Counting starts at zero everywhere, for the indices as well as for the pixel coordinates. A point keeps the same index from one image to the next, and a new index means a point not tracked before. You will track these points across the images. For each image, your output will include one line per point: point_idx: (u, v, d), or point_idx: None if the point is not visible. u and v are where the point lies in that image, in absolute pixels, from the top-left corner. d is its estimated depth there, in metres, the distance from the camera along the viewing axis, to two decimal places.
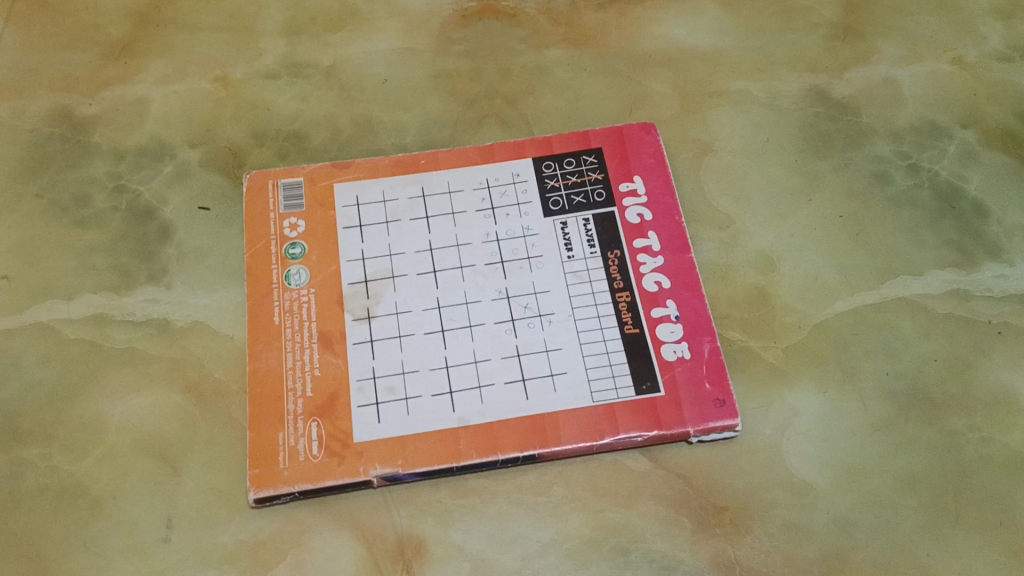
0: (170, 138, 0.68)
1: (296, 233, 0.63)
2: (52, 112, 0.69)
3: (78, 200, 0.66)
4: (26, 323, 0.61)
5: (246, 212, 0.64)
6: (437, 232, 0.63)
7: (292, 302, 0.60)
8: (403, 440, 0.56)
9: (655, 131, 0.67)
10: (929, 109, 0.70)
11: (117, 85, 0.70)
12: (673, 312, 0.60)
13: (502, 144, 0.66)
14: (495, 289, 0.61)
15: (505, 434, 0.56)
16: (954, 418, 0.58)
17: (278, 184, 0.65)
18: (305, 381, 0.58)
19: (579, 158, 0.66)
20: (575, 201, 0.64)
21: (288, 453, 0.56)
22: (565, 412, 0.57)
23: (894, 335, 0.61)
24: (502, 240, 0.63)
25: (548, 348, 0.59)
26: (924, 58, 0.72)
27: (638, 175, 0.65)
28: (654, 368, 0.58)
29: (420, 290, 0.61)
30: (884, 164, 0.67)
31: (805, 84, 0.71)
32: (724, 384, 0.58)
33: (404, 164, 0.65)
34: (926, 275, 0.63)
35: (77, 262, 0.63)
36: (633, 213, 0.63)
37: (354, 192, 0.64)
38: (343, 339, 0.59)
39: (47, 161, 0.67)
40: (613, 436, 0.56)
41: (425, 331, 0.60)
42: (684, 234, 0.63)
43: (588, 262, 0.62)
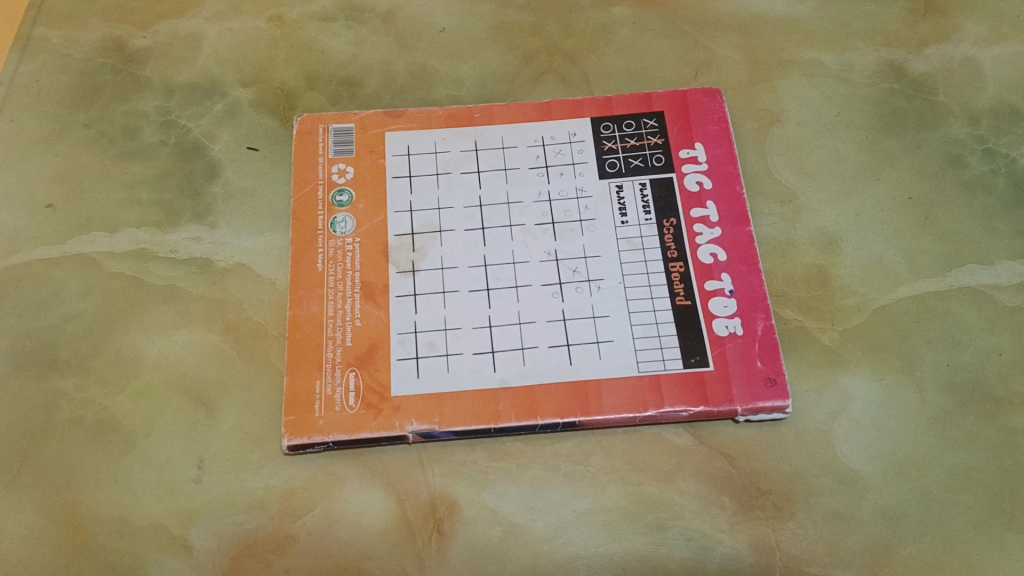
0: (222, 75, 0.67)
1: (344, 179, 0.61)
2: (105, 42, 0.68)
3: (126, 132, 0.65)
4: (68, 255, 0.60)
5: (295, 156, 0.62)
6: (488, 188, 0.61)
7: (336, 250, 0.59)
8: (442, 397, 0.55)
9: (721, 98, 0.64)
10: (1010, 93, 0.66)
11: (171, 18, 0.69)
12: (728, 286, 0.58)
13: (561, 101, 0.64)
14: (544, 251, 0.59)
15: (547, 399, 0.55)
16: (1016, 416, 0.56)
17: (329, 129, 0.63)
18: (345, 331, 0.57)
19: (639, 120, 0.63)
20: (632, 165, 0.62)
21: (324, 403, 0.55)
22: (610, 380, 0.55)
23: (959, 326, 0.58)
24: (554, 201, 0.61)
25: (595, 314, 0.57)
26: (1008, 39, 0.69)
27: (700, 142, 0.62)
28: (704, 342, 0.56)
29: (468, 246, 0.59)
30: (959, 147, 0.64)
31: (880, 59, 0.68)
32: (776, 364, 0.56)
33: (458, 117, 0.63)
34: (996, 265, 0.60)
35: (122, 195, 0.62)
36: (692, 181, 0.61)
37: (405, 141, 0.63)
38: (386, 290, 0.58)
39: (97, 92, 0.66)
40: (657, 409, 0.54)
41: (470, 288, 0.58)
42: (744, 206, 0.60)
43: (642, 229, 0.60)
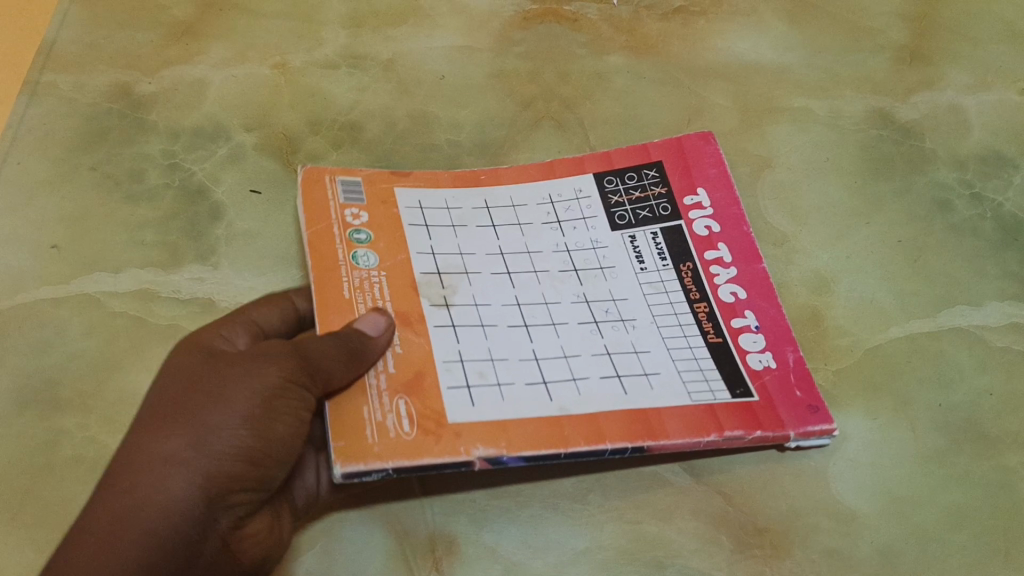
0: (227, 119, 0.69)
1: (359, 220, 0.60)
2: (112, 88, 0.70)
3: (132, 175, 0.66)
4: (72, 294, 0.61)
5: (303, 210, 0.60)
6: (505, 238, 0.61)
7: (361, 281, 0.57)
8: (505, 423, 0.51)
9: (714, 141, 0.67)
10: (994, 138, 0.69)
11: (177, 65, 0.72)
12: (753, 322, 0.58)
13: (563, 160, 0.66)
14: (573, 293, 0.58)
15: (609, 424, 0.52)
16: (1009, 454, 0.56)
17: (335, 180, 0.62)
18: (386, 359, 0.53)
19: (641, 172, 0.65)
20: (641, 215, 0.63)
21: (376, 429, 0.50)
22: (665, 408, 0.53)
23: (950, 365, 0.59)
24: (573, 250, 0.61)
25: (637, 350, 0.56)
26: (992, 87, 0.71)
27: (702, 186, 0.64)
28: (745, 376, 0.55)
29: (497, 286, 0.58)
30: (947, 192, 0.66)
31: (868, 105, 0.70)
32: (814, 392, 0.56)
33: (464, 176, 0.64)
34: (985, 306, 0.62)
35: (127, 236, 0.64)
36: (700, 225, 0.62)
37: (413, 196, 0.62)
38: (422, 319, 0.56)
39: (104, 136, 0.68)
40: (718, 434, 0.52)
41: (509, 324, 0.56)
42: (753, 245, 0.62)
43: (661, 274, 0.60)
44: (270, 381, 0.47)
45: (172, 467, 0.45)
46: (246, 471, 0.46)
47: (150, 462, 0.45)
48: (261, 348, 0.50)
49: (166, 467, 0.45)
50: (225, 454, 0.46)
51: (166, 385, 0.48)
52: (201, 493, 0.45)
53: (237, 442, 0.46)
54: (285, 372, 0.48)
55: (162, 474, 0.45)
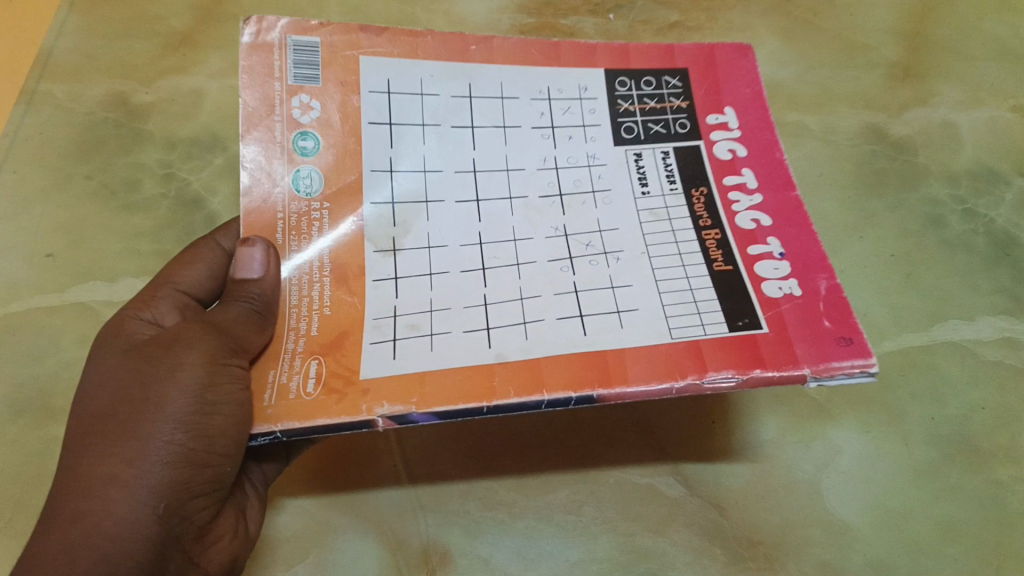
0: (224, 130, 0.70)
1: (305, 121, 0.50)
2: (108, 97, 0.71)
3: (127, 185, 0.67)
4: (66, 302, 0.62)
5: (241, 96, 0.49)
6: (484, 149, 0.52)
7: (300, 219, 0.49)
8: (423, 376, 0.43)
9: (752, 55, 0.57)
10: (986, 154, 0.69)
11: (174, 75, 0.72)
12: (777, 249, 0.48)
13: (571, 44, 0.56)
14: (550, 226, 0.50)
15: (552, 372, 0.43)
16: (1001, 468, 0.57)
17: (286, 41, 0.50)
18: (310, 320, 0.46)
19: (659, 79, 0.56)
20: (653, 131, 0.54)
21: (276, 392, 0.43)
22: (632, 347, 0.44)
23: (942, 379, 0.60)
24: (562, 169, 0.52)
25: (614, 284, 0.47)
26: (985, 103, 0.71)
27: (730, 107, 0.55)
28: (754, 304, 0.45)
29: (458, 221, 0.49)
30: (939, 207, 0.67)
31: (862, 121, 0.70)
32: (848, 321, 0.44)
33: (449, 47, 0.53)
34: (977, 321, 0.62)
35: (122, 246, 0.64)
36: (723, 148, 0.53)
37: (384, 71, 0.52)
38: (361, 275, 0.47)
39: (100, 145, 0.69)
40: (698, 377, 0.42)
41: (462, 268, 0.48)
42: (787, 170, 0.52)
43: (667, 200, 0.51)
44: (196, 371, 0.41)
45: (116, 490, 0.38)
46: (193, 475, 0.40)
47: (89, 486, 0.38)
48: (174, 332, 0.43)
49: (108, 489, 0.38)
50: (174, 461, 0.39)
51: (88, 393, 0.41)
52: (157, 511, 0.39)
53: (181, 444, 0.40)
54: (206, 352, 0.42)
55: (105, 497, 0.38)
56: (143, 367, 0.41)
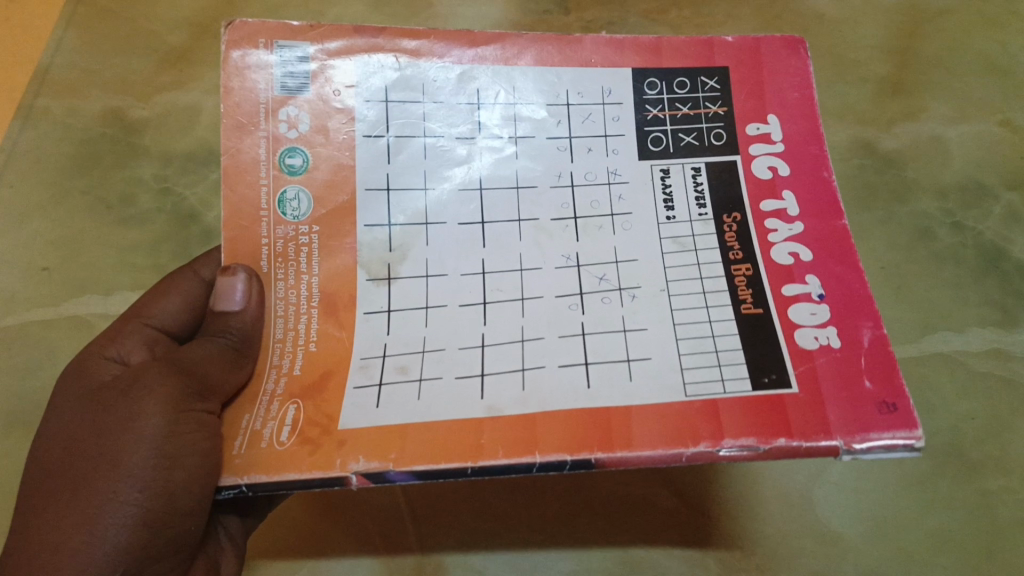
0: (220, 145, 0.70)
1: (290, 134, 0.47)
2: (105, 112, 0.71)
3: (123, 199, 0.68)
4: (62, 316, 0.63)
5: (223, 106, 0.46)
6: (496, 168, 0.49)
7: (286, 244, 0.46)
8: (404, 428, 0.41)
9: (805, 51, 0.50)
10: (975, 168, 0.70)
11: (171, 90, 0.72)
12: (816, 289, 0.44)
13: (596, 37, 0.51)
14: (561, 254, 0.47)
15: (548, 430, 0.41)
16: (991, 478, 0.57)
17: (272, 45, 0.47)
18: (295, 357, 0.45)
19: (695, 80, 0.50)
20: (683, 142, 0.49)
21: (248, 439, 0.42)
22: (639, 405, 0.41)
23: (932, 391, 0.60)
24: (578, 187, 0.48)
25: (627, 327, 0.44)
26: (973, 118, 0.72)
27: (774, 113, 0.49)
28: (785, 358, 0.42)
29: (462, 248, 0.47)
30: (929, 221, 0.67)
31: (851, 135, 0.71)
32: (894, 383, 0.41)
33: (455, 36, 0.50)
34: (967, 332, 0.62)
35: (118, 259, 0.65)
36: (762, 166, 0.48)
37: (382, 80, 0.49)
38: (352, 305, 0.46)
39: (96, 160, 0.69)
40: (711, 444, 0.40)
41: (461, 302, 0.46)
42: (834, 194, 0.47)
43: (694, 226, 0.47)
44: (156, 422, 0.40)
45: (68, 553, 0.38)
46: (154, 534, 0.40)
47: (44, 547, 0.39)
48: (138, 373, 0.42)
49: (63, 553, 0.38)
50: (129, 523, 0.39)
51: (52, 442, 0.42)
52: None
53: (138, 505, 0.39)
54: (167, 397, 0.41)
55: (57, 559, 0.38)
56: (104, 416, 0.41)
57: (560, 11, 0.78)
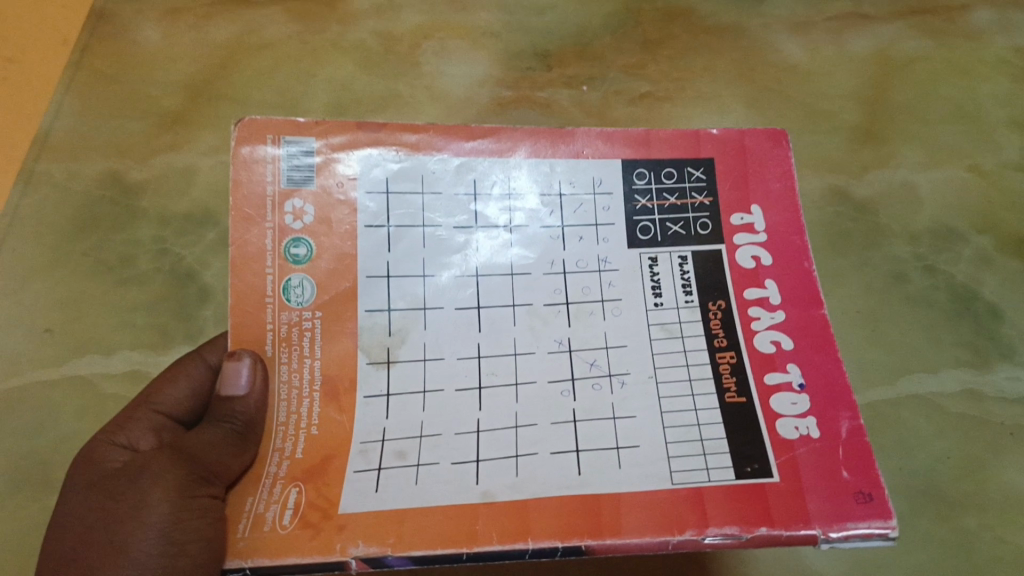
0: (216, 206, 0.73)
1: (295, 224, 0.50)
2: (104, 175, 0.74)
3: (122, 260, 0.70)
4: (64, 376, 0.65)
5: (232, 199, 0.49)
6: (494, 257, 0.53)
7: (290, 329, 0.49)
8: (402, 515, 0.44)
9: (786, 144, 0.56)
10: (945, 214, 0.72)
11: (168, 153, 0.75)
12: (796, 379, 0.49)
13: (587, 132, 0.57)
14: (554, 340, 0.51)
15: (538, 518, 0.45)
16: (968, 517, 0.59)
17: (279, 140, 0.51)
18: (296, 441, 0.47)
19: (681, 170, 0.56)
20: (670, 231, 0.54)
21: (251, 522, 0.44)
22: (628, 493, 0.46)
23: (909, 432, 0.62)
24: (570, 274, 0.53)
25: (616, 415, 0.48)
26: (942, 164, 0.75)
27: (758, 205, 0.55)
28: (768, 448, 0.47)
29: (457, 333, 0.50)
30: (902, 265, 0.70)
31: (825, 184, 0.74)
32: (870, 474, 0.45)
33: (449, 131, 0.55)
34: (941, 374, 0.65)
35: (118, 319, 0.67)
36: (747, 255, 0.53)
37: (386, 168, 0.53)
38: (351, 390, 0.49)
39: (95, 222, 0.72)
40: (696, 533, 0.44)
41: (456, 387, 0.49)
42: (814, 285, 0.52)
43: (680, 313, 0.52)
44: (165, 507, 0.43)
45: None
46: None
47: None
48: (144, 461, 0.45)
49: None
50: None
51: (59, 535, 0.43)
52: None
53: None
54: (174, 484, 0.44)
55: None
56: (111, 505, 0.43)
57: (543, 68, 0.80)
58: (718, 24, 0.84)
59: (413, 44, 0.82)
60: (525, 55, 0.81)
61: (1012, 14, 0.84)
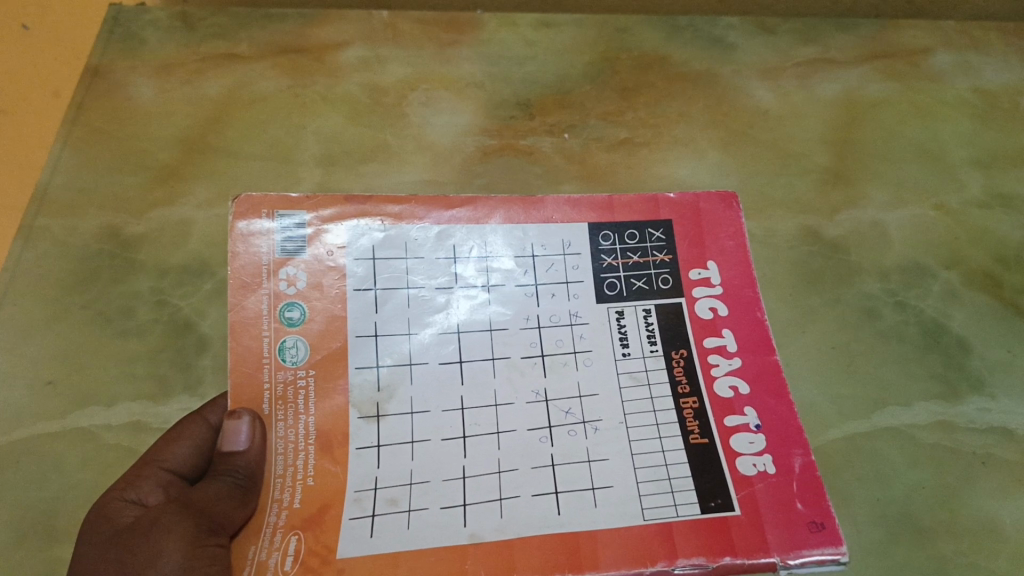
0: (211, 257, 0.75)
1: (285, 289, 0.60)
2: (102, 229, 0.76)
3: (121, 312, 0.72)
4: (67, 428, 0.66)
5: (232, 268, 0.60)
6: (474, 322, 0.62)
7: (287, 387, 0.58)
8: (397, 556, 0.54)
9: (735, 205, 0.69)
10: (914, 251, 0.76)
11: (164, 206, 0.77)
12: (752, 420, 0.60)
13: (557, 200, 0.68)
14: (532, 390, 0.60)
15: (524, 555, 0.55)
16: (943, 544, 0.61)
17: (274, 215, 0.62)
18: (294, 491, 0.55)
19: (643, 232, 0.67)
20: (634, 287, 0.65)
21: (255, 568, 0.52)
22: (602, 531, 0.56)
23: (885, 463, 0.65)
24: (546, 331, 0.63)
25: (590, 458, 0.58)
26: (909, 203, 0.78)
27: (713, 262, 0.66)
28: (729, 484, 0.58)
29: (442, 387, 0.59)
30: (874, 301, 0.73)
31: (799, 224, 0.77)
32: (821, 505, 0.57)
33: (433, 199, 0.66)
34: (914, 406, 0.68)
35: (118, 370, 0.69)
36: (706, 307, 0.64)
37: (373, 241, 0.63)
38: (345, 442, 0.57)
39: (94, 275, 0.74)
40: (665, 564, 0.55)
41: (444, 437, 0.58)
42: (764, 333, 0.64)
43: (646, 362, 0.62)
44: (178, 558, 0.46)
45: None
46: None
47: None
48: (155, 512, 0.48)
49: None
50: None
51: None
52: None
53: None
54: (186, 538, 0.47)
55: None
56: (129, 555, 0.46)
57: (525, 117, 0.83)
58: (692, 72, 0.87)
59: (399, 95, 0.85)
60: (507, 105, 0.84)
61: (970, 57, 0.89)
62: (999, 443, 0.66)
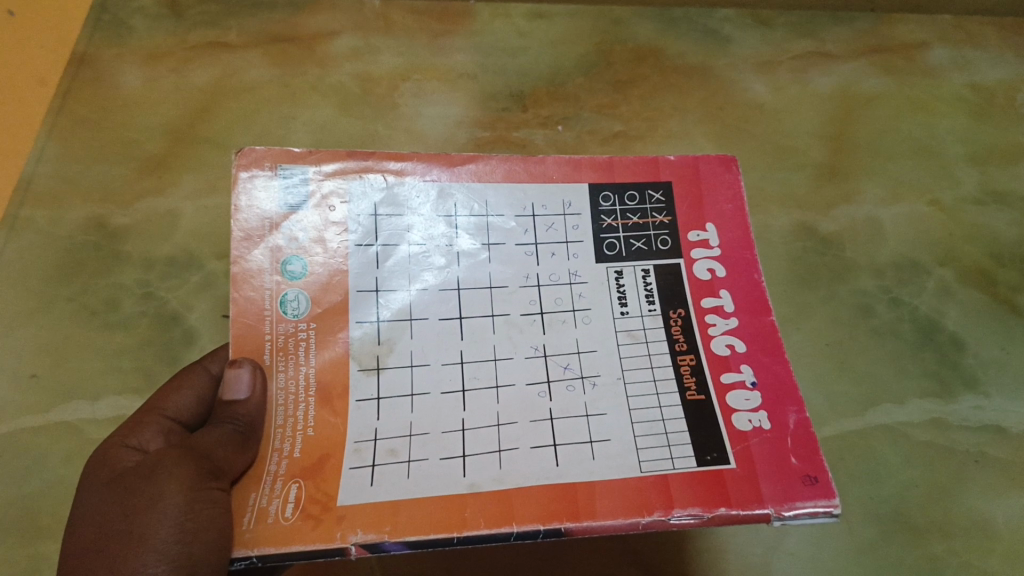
0: (199, 250, 0.74)
1: (284, 247, 0.52)
2: (87, 221, 0.75)
3: (107, 304, 0.71)
4: (50, 423, 0.65)
5: (234, 221, 0.51)
6: (471, 270, 0.54)
7: (287, 339, 0.50)
8: (396, 505, 0.45)
9: (735, 168, 0.59)
10: (908, 247, 0.75)
11: (150, 197, 0.76)
12: (749, 378, 0.51)
13: (557, 162, 0.59)
14: (529, 345, 0.52)
15: (523, 505, 0.46)
16: (936, 543, 0.61)
17: (277, 168, 0.53)
18: (294, 441, 0.48)
19: (643, 193, 0.58)
20: (634, 247, 0.56)
21: (255, 516, 0.45)
22: (602, 482, 0.47)
23: (878, 462, 0.64)
24: (544, 286, 0.54)
25: (588, 412, 0.50)
26: (904, 199, 0.78)
27: (712, 223, 0.57)
28: (723, 437, 0.49)
29: (441, 339, 0.52)
30: (868, 298, 0.72)
31: (793, 220, 0.76)
32: (814, 459, 0.47)
33: (436, 157, 0.57)
34: (907, 404, 0.67)
35: (104, 364, 0.68)
36: (703, 268, 0.56)
37: (371, 197, 0.55)
38: (346, 394, 0.49)
39: (80, 267, 0.73)
40: (664, 515, 0.45)
41: (443, 390, 0.50)
42: (763, 294, 0.55)
43: (645, 321, 0.54)
44: (177, 498, 0.43)
45: None
46: None
47: None
48: (154, 457, 0.46)
49: None
50: None
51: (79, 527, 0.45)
52: None
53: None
54: (184, 479, 0.44)
55: None
56: (132, 498, 0.44)
57: (518, 109, 0.82)
58: (686, 64, 0.86)
59: (391, 86, 0.84)
60: (500, 96, 0.83)
61: (966, 52, 0.88)
62: (992, 442, 0.65)
